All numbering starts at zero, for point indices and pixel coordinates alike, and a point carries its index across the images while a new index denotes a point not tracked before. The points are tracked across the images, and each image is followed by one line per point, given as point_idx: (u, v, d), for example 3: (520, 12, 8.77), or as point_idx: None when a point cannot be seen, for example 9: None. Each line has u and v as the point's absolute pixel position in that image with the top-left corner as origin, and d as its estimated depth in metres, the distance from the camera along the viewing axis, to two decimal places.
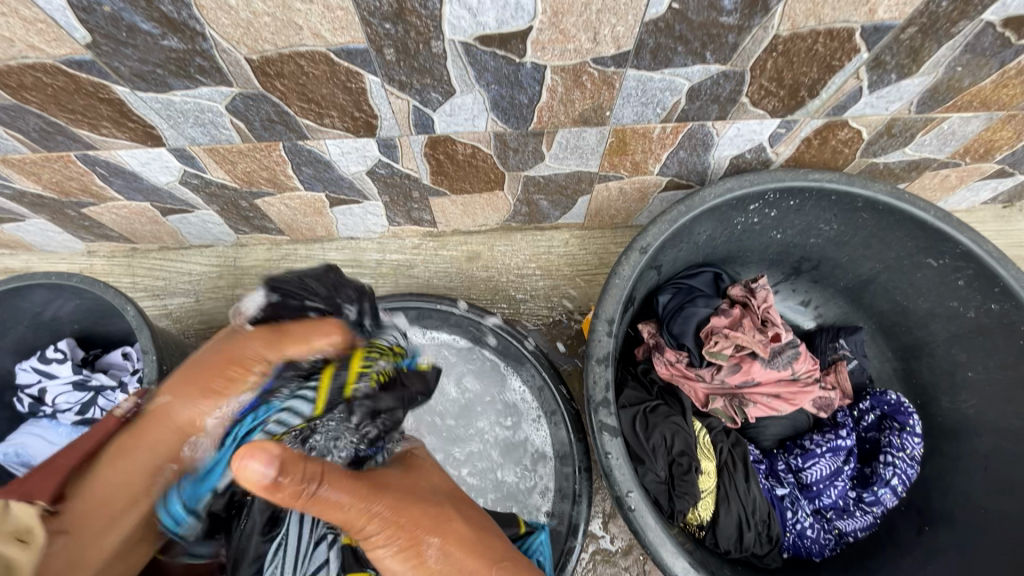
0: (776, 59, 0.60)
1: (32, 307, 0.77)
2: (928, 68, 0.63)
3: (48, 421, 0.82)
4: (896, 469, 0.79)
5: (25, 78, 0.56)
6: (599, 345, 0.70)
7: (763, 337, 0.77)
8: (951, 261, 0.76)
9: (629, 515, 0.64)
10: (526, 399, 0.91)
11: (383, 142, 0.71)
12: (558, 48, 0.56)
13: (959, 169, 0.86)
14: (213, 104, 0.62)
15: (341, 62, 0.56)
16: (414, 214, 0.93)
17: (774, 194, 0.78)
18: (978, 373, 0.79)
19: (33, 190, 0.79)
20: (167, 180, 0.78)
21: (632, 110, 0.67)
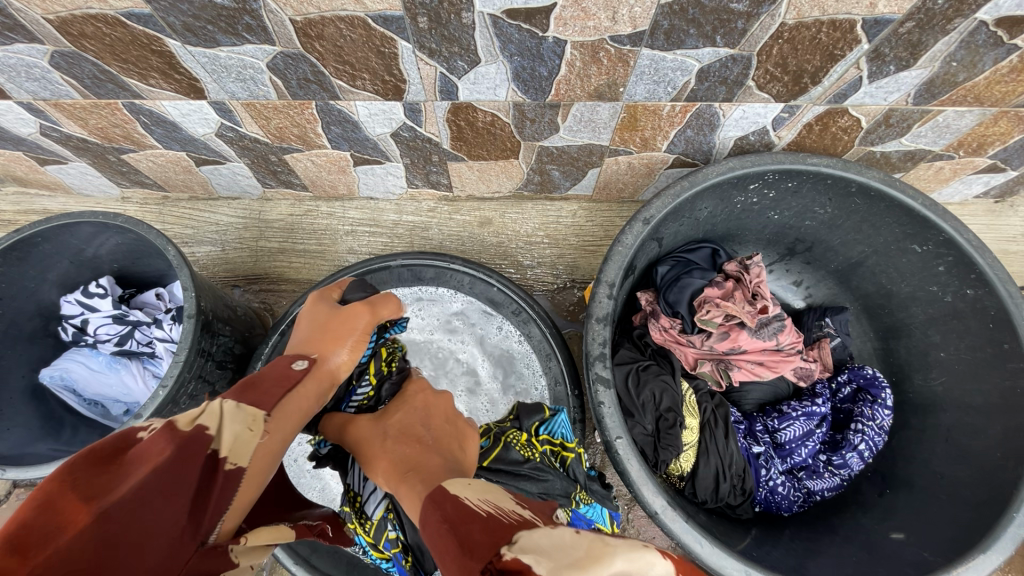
0: (781, 46, 0.64)
1: (77, 243, 0.84)
2: (925, 62, 0.67)
3: (89, 351, 0.90)
4: (864, 436, 0.86)
5: (86, 27, 0.61)
6: (599, 306, 0.76)
7: (751, 309, 0.83)
8: (934, 247, 0.80)
9: (615, 457, 0.71)
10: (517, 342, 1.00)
11: (409, 106, 0.76)
12: (579, 24, 0.60)
13: (952, 163, 0.90)
14: (256, 61, 0.67)
15: (377, 28, 0.61)
16: (432, 177, 0.98)
17: (774, 175, 0.82)
18: (949, 354, 0.85)
19: (79, 134, 0.84)
20: (205, 131, 0.83)
21: (645, 88, 0.71)
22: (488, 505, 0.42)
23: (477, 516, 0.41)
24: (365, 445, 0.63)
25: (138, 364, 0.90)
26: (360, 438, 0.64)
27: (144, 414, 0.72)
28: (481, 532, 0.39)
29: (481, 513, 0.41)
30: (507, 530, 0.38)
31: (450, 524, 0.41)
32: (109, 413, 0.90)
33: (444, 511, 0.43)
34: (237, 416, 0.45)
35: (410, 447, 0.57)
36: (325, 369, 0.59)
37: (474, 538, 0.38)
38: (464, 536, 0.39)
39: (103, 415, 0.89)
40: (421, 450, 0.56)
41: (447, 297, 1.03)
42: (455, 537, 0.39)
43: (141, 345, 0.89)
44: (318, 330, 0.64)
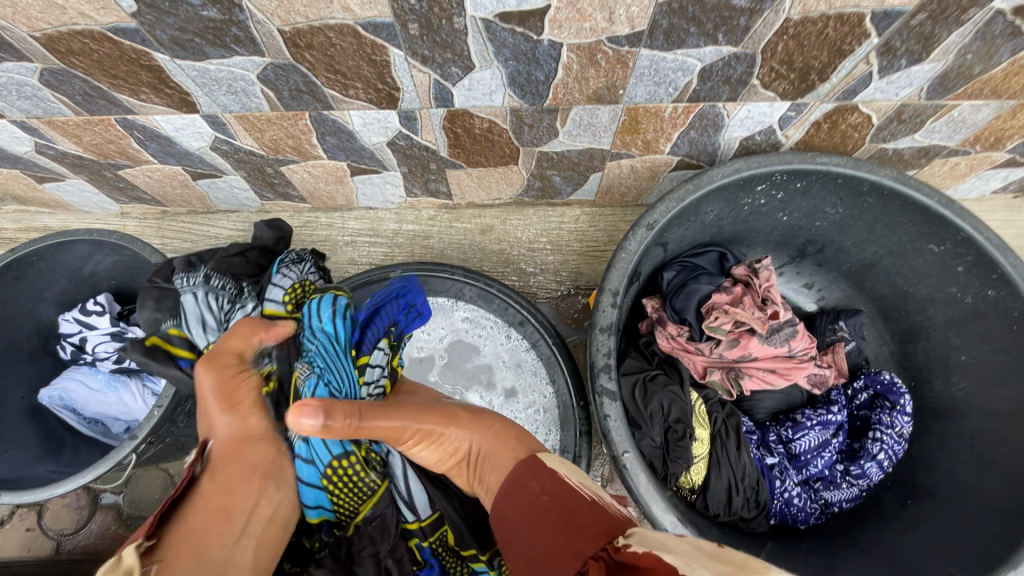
0: (786, 42, 0.62)
1: (74, 261, 0.83)
2: (939, 55, 0.64)
3: (88, 368, 0.88)
4: (883, 445, 0.83)
5: (73, 43, 0.60)
6: (603, 316, 0.73)
7: (762, 315, 0.80)
8: (952, 247, 0.77)
9: (624, 472, 0.68)
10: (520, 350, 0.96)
11: (404, 114, 0.74)
12: (575, 26, 0.58)
13: (968, 158, 0.87)
14: (246, 73, 0.65)
15: (367, 35, 0.59)
16: (431, 185, 0.96)
17: (782, 176, 0.79)
18: (971, 357, 0.81)
19: (74, 151, 0.83)
20: (199, 145, 0.82)
21: (645, 89, 0.69)
22: (587, 492, 0.51)
23: (581, 500, 0.49)
24: (416, 415, 0.65)
25: (138, 381, 0.87)
26: (404, 416, 0.64)
27: (139, 434, 0.70)
28: (593, 520, 0.46)
29: (584, 498, 0.49)
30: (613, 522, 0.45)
31: (548, 499, 0.50)
32: (109, 431, 0.88)
33: (542, 486, 0.52)
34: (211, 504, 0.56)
35: (484, 428, 0.64)
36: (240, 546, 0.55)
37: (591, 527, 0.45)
38: (572, 521, 0.46)
39: (102, 433, 0.88)
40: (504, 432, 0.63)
41: (447, 304, 0.99)
42: (562, 520, 0.47)
43: (141, 362, 0.87)
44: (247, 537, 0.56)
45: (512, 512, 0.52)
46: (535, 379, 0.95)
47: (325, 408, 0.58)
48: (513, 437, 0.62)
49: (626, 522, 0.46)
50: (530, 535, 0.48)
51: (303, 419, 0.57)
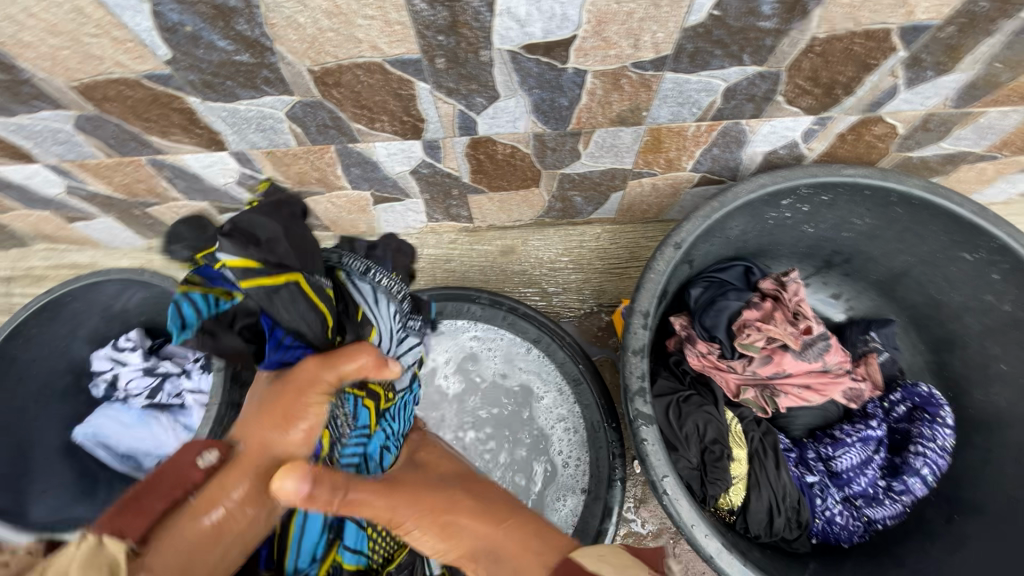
0: (812, 60, 0.61)
1: (106, 299, 0.84)
2: (967, 65, 0.63)
3: (120, 405, 0.89)
4: (926, 459, 0.81)
5: (109, 90, 0.62)
6: (635, 337, 0.73)
7: (795, 330, 0.79)
8: (986, 255, 0.76)
9: (663, 497, 0.67)
10: (547, 371, 0.96)
11: (428, 144, 0.75)
12: (600, 53, 0.59)
13: (996, 162, 0.86)
14: (275, 111, 0.67)
15: (394, 71, 0.60)
16: (452, 211, 0.97)
17: (807, 189, 0.79)
18: (1012, 367, 0.79)
19: (104, 191, 0.85)
20: (226, 181, 0.83)
21: (668, 110, 0.69)
22: None
23: None
24: (399, 502, 0.49)
25: (168, 417, 0.86)
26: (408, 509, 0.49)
27: None
28: None
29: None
30: None
31: None
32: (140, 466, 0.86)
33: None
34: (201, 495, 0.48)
35: (486, 523, 0.49)
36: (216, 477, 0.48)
37: None
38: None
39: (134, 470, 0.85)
40: (515, 531, 0.48)
41: (460, 326, 0.98)
42: None
43: (171, 397, 0.88)
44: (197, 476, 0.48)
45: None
46: (564, 401, 0.94)
47: (312, 479, 0.45)
48: (537, 527, 0.48)
49: None
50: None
51: (284, 482, 0.44)
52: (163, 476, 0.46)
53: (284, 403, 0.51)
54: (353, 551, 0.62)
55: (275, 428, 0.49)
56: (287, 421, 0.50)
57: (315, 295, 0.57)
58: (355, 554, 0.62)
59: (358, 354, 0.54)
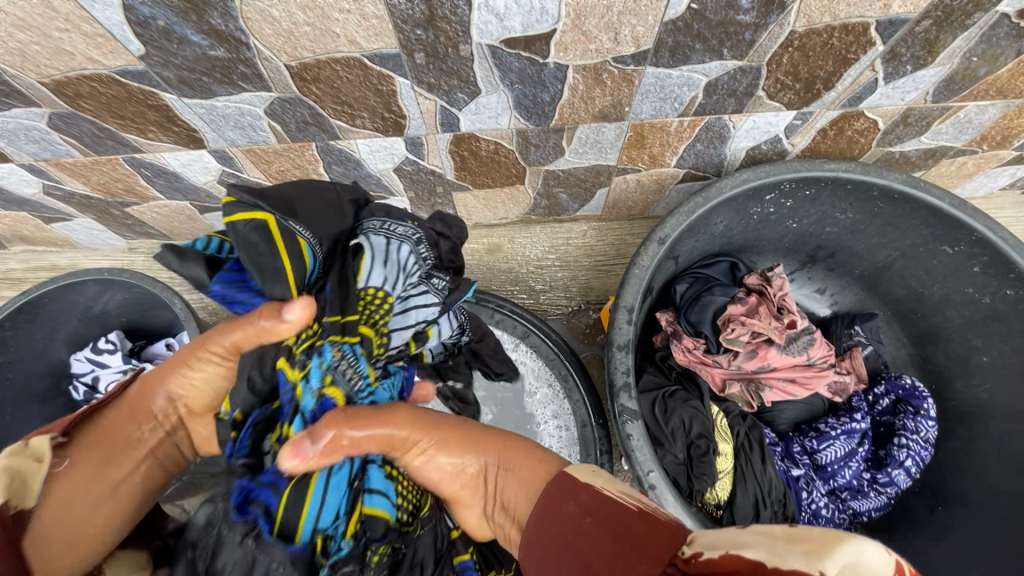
0: (791, 54, 0.62)
1: (85, 301, 0.82)
2: (944, 59, 0.64)
3: None
4: (910, 451, 0.82)
5: (82, 87, 0.60)
6: (620, 333, 0.73)
7: (779, 324, 0.79)
8: (966, 248, 0.77)
9: (649, 492, 0.67)
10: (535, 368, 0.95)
11: (410, 140, 0.74)
12: (580, 48, 0.58)
13: (976, 157, 0.87)
14: (253, 108, 0.66)
15: (373, 66, 0.60)
16: (438, 208, 0.96)
17: (790, 184, 0.79)
18: (993, 358, 0.80)
19: (82, 191, 0.84)
20: (206, 180, 0.82)
21: (651, 105, 0.69)
22: (631, 501, 0.47)
23: (632, 517, 0.45)
24: (416, 426, 0.56)
25: None
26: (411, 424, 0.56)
27: None
28: (654, 542, 0.42)
29: (631, 508, 0.46)
30: (668, 530, 0.43)
31: (596, 521, 0.45)
32: None
33: (581, 505, 0.47)
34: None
35: (489, 443, 0.57)
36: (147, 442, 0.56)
37: (636, 531, 0.43)
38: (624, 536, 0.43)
39: None
40: (514, 449, 0.56)
41: None
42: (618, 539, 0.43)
43: None
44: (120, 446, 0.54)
45: (553, 547, 0.46)
46: (550, 397, 0.93)
47: (310, 432, 0.50)
48: (524, 443, 0.57)
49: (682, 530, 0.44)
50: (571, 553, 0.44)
51: (295, 455, 0.49)
52: (101, 439, 0.53)
53: (209, 367, 0.57)
54: (381, 496, 0.59)
55: (189, 370, 0.57)
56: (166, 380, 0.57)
57: (279, 236, 0.50)
58: (382, 499, 0.59)
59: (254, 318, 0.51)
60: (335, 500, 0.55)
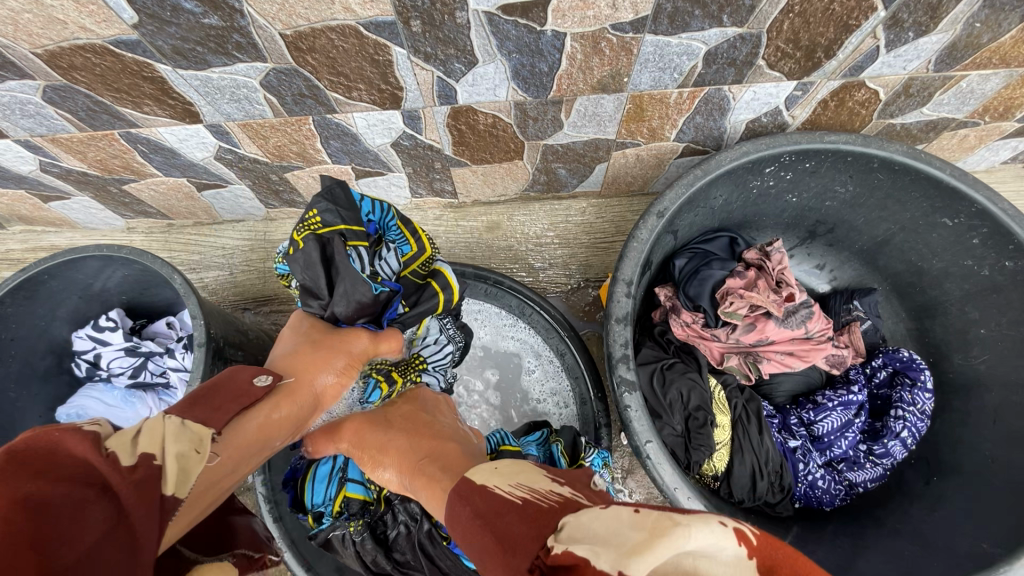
0: (792, 20, 0.61)
1: (85, 278, 0.82)
2: (946, 25, 0.63)
3: (104, 385, 0.90)
4: (906, 423, 0.83)
5: (75, 58, 0.60)
6: (618, 306, 0.73)
7: (777, 298, 0.79)
8: (966, 220, 0.77)
9: (647, 462, 0.68)
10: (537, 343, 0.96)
11: (408, 113, 0.74)
12: (578, 15, 0.58)
13: (978, 129, 0.86)
14: (249, 80, 0.65)
15: (369, 35, 0.59)
16: (436, 185, 0.96)
17: (790, 156, 0.79)
18: (991, 330, 0.81)
19: (78, 168, 0.83)
20: (203, 155, 0.82)
21: (649, 76, 0.69)
22: (522, 492, 0.42)
23: (512, 510, 0.40)
24: (358, 442, 0.66)
25: (154, 396, 0.91)
26: (351, 439, 0.67)
27: None
28: (525, 536, 0.37)
29: (516, 502, 0.41)
30: (549, 517, 0.38)
31: (483, 522, 0.40)
32: None
33: (474, 508, 0.43)
34: (181, 437, 0.42)
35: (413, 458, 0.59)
36: (267, 435, 0.52)
37: (513, 529, 0.38)
38: (503, 535, 0.38)
39: None
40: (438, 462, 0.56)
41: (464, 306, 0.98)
42: (491, 537, 0.39)
43: (155, 375, 0.89)
44: (258, 445, 0.50)
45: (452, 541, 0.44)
46: (551, 373, 0.95)
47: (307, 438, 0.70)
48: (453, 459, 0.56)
49: (559, 512, 0.38)
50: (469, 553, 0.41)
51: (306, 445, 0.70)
52: (241, 437, 0.49)
53: (344, 363, 0.64)
54: (355, 482, 0.72)
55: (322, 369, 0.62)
56: (318, 379, 0.61)
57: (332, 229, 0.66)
58: (357, 485, 0.72)
59: (382, 340, 0.69)
60: (326, 484, 0.73)
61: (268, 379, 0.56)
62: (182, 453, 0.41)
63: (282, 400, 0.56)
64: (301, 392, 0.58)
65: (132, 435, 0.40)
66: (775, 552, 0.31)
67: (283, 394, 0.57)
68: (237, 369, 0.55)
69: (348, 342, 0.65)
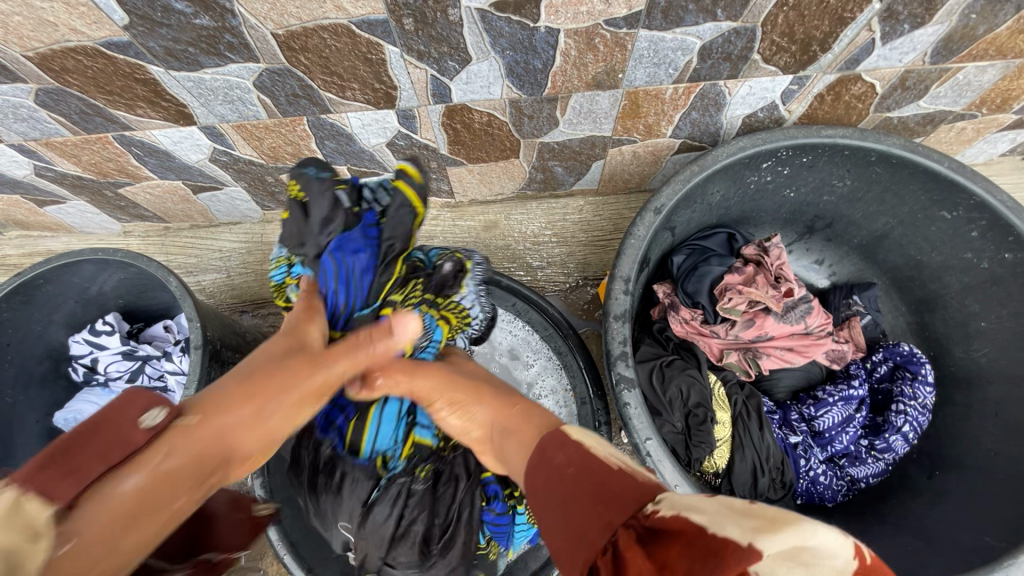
0: (786, 14, 0.61)
1: (81, 283, 0.82)
2: (942, 17, 0.63)
3: (101, 389, 0.89)
4: (907, 417, 0.82)
5: (67, 61, 0.60)
6: (616, 303, 0.73)
7: (777, 293, 0.78)
8: (965, 213, 0.76)
9: (647, 460, 0.67)
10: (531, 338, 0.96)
11: (402, 113, 0.74)
12: (571, 11, 0.57)
13: (975, 122, 0.86)
14: (242, 80, 0.65)
15: (362, 34, 0.59)
16: (432, 185, 0.95)
17: (788, 151, 0.78)
18: (991, 323, 0.80)
19: (73, 172, 0.83)
20: (198, 158, 0.81)
21: (644, 72, 0.68)
22: (617, 460, 0.40)
23: (608, 470, 0.39)
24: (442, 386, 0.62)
25: None
26: (433, 384, 0.62)
27: None
28: (624, 492, 0.36)
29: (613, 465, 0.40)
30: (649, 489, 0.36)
31: (574, 473, 0.40)
32: None
33: (567, 457, 0.42)
34: (13, 521, 0.29)
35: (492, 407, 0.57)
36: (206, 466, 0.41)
37: (612, 485, 0.37)
38: (600, 489, 0.37)
39: None
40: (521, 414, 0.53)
41: None
42: (592, 487, 0.38)
43: (153, 379, 0.88)
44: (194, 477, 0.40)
45: (533, 488, 0.43)
46: (552, 371, 0.94)
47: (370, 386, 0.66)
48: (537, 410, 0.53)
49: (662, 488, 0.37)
50: (545, 499, 0.41)
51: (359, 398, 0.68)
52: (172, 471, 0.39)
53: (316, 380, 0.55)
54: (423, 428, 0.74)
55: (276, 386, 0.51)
56: (273, 407, 0.50)
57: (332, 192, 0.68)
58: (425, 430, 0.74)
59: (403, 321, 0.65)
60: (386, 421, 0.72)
61: (162, 417, 0.40)
62: (10, 544, 0.28)
63: (188, 443, 0.41)
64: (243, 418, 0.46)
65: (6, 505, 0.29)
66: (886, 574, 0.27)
67: (189, 435, 0.42)
68: (150, 394, 0.41)
69: (367, 343, 0.61)
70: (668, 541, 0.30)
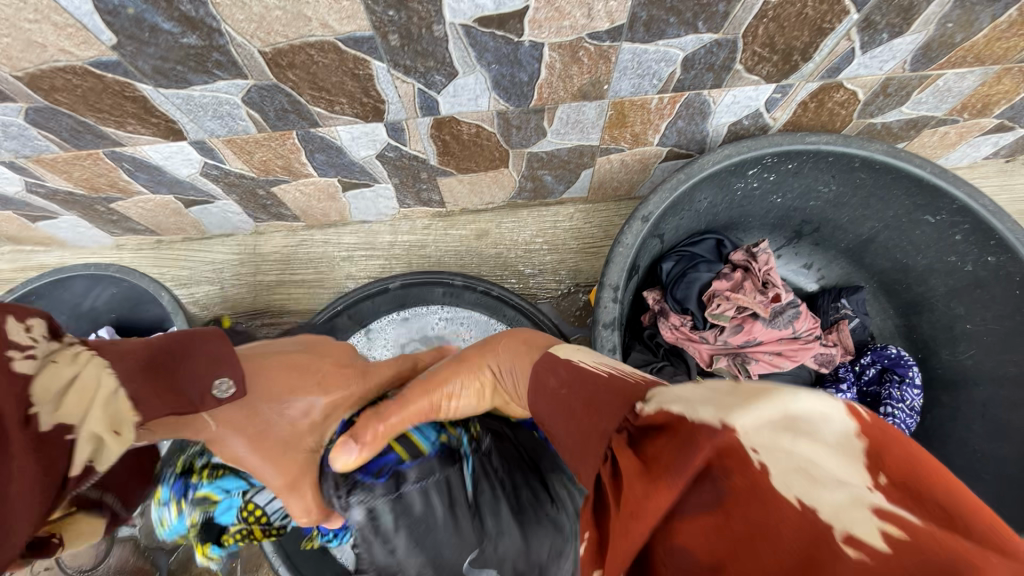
0: (767, 25, 0.62)
1: (73, 297, 0.83)
2: (920, 26, 0.64)
3: None
4: (895, 419, 0.83)
5: (56, 80, 0.60)
6: (605, 311, 0.73)
7: (763, 299, 0.80)
8: (948, 217, 0.77)
9: None
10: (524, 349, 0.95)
11: (391, 125, 0.74)
12: (554, 25, 0.58)
13: (957, 126, 0.87)
14: (231, 97, 0.66)
15: (348, 50, 0.59)
16: (423, 195, 0.96)
17: (773, 158, 0.79)
18: (977, 326, 0.81)
19: (65, 187, 0.83)
20: (189, 172, 0.82)
21: (629, 83, 0.69)
22: (604, 368, 0.48)
23: (601, 385, 0.45)
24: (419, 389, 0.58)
25: None
26: (428, 378, 0.58)
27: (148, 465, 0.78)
28: (614, 399, 0.42)
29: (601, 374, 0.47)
30: (635, 390, 0.43)
31: (569, 391, 0.46)
32: None
33: (560, 378, 0.48)
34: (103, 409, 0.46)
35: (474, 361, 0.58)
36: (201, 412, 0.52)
37: (603, 397, 0.43)
38: (591, 402, 0.43)
39: None
40: (506, 347, 0.57)
41: (430, 311, 0.97)
42: (590, 403, 0.44)
43: None
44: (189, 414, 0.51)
45: (542, 412, 0.48)
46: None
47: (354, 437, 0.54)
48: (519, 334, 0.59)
49: (643, 385, 0.43)
50: (557, 422, 0.46)
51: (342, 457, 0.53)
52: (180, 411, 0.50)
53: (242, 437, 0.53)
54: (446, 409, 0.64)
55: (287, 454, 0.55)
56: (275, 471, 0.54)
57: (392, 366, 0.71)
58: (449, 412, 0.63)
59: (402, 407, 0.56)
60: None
61: (228, 390, 0.53)
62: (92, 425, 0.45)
63: (219, 424, 0.53)
64: (244, 441, 0.53)
65: (64, 383, 0.44)
66: (890, 436, 0.30)
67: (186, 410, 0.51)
68: (229, 364, 0.53)
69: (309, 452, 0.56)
70: (660, 433, 0.35)
